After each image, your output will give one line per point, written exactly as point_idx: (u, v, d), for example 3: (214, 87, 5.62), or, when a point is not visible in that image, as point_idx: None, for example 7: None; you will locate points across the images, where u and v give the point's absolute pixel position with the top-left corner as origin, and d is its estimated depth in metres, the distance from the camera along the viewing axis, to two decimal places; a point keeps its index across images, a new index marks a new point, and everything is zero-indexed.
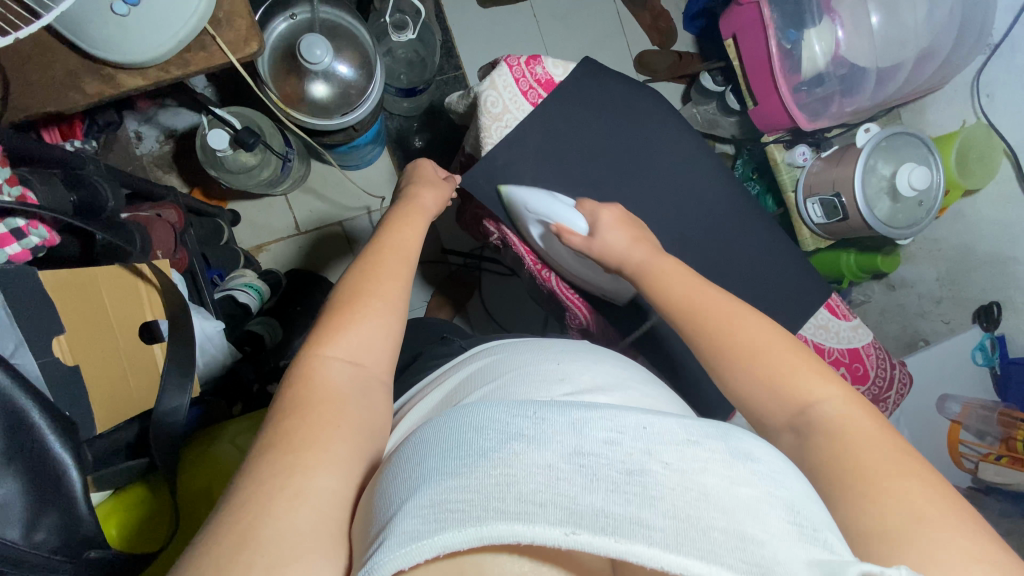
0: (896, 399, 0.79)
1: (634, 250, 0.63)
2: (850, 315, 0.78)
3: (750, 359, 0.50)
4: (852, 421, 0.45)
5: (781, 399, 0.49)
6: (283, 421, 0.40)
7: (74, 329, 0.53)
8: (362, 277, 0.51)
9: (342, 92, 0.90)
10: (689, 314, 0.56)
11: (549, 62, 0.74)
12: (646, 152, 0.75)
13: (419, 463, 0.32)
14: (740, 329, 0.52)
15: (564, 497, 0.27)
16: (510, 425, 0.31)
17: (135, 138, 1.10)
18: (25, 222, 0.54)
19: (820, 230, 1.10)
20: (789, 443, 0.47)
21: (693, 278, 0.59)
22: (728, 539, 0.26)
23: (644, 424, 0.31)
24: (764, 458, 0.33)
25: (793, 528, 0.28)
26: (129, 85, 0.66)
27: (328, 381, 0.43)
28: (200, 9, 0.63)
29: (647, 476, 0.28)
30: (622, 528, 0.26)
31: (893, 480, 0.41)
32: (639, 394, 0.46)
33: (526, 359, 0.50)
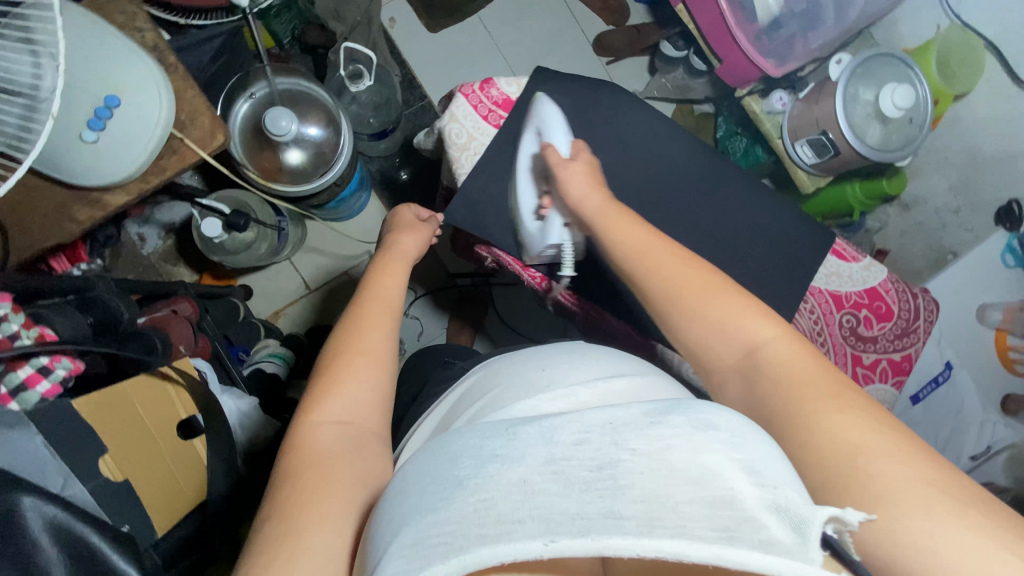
0: (926, 327, 0.76)
1: (598, 192, 0.61)
2: (860, 255, 0.76)
3: (703, 299, 0.52)
4: (796, 362, 0.46)
5: (728, 339, 0.50)
6: (276, 493, 0.42)
7: (117, 447, 0.57)
8: (345, 334, 0.52)
9: (316, 153, 0.93)
10: (642, 262, 0.55)
11: (502, 82, 0.74)
12: (619, 141, 0.74)
13: (405, 503, 0.33)
14: (695, 273, 0.53)
15: (542, 509, 0.28)
16: (483, 449, 0.32)
17: (139, 240, 1.16)
18: (48, 358, 0.56)
19: (816, 170, 1.07)
20: (738, 386, 0.49)
21: (648, 229, 0.58)
22: (699, 513, 0.27)
23: (612, 419, 0.32)
24: (730, 420, 0.33)
25: (758, 488, 0.29)
26: (116, 203, 0.69)
27: (316, 445, 0.45)
28: (162, 118, 0.65)
29: (620, 467, 0.29)
30: (597, 524, 0.27)
31: (832, 413, 0.42)
32: (633, 381, 0.46)
33: (513, 372, 0.51)
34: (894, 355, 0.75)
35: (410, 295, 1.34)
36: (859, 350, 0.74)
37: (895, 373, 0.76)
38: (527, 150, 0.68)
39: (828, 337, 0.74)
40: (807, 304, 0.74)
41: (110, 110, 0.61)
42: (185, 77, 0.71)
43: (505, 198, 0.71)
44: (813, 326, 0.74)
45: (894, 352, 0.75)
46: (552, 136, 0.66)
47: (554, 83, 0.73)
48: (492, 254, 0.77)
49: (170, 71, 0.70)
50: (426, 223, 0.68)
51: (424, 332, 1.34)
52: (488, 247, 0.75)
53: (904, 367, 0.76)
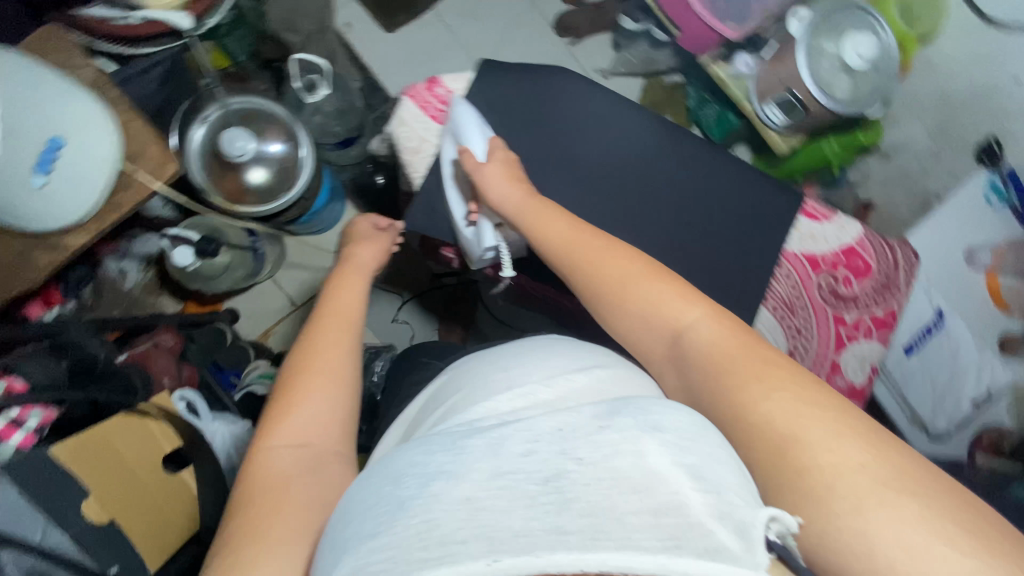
0: (908, 279, 0.75)
1: (513, 190, 0.61)
2: (832, 214, 0.74)
3: (629, 289, 0.53)
4: (717, 342, 0.49)
5: (656, 326, 0.52)
6: (226, 528, 0.42)
7: (99, 488, 0.58)
8: (300, 356, 0.52)
9: (279, 169, 0.92)
10: (573, 261, 0.56)
11: (448, 80, 0.72)
12: (576, 124, 0.72)
13: (353, 524, 0.35)
14: (622, 264, 0.55)
15: (486, 528, 0.30)
16: (428, 466, 0.35)
17: (119, 276, 1.12)
18: (22, 410, 0.59)
19: (787, 130, 1.05)
20: (670, 372, 0.51)
21: (576, 224, 0.59)
22: (643, 524, 0.30)
23: (558, 428, 0.35)
24: (677, 423, 0.35)
25: (700, 491, 0.31)
26: (76, 245, 0.68)
27: (272, 470, 0.45)
28: (110, 153, 0.65)
29: (565, 479, 0.32)
30: (542, 541, 0.29)
31: (762, 398, 0.44)
32: (596, 380, 0.46)
33: (472, 374, 0.51)
34: (878, 311, 0.74)
35: (397, 301, 1.36)
36: (841, 309, 0.73)
37: (880, 329, 0.74)
38: (449, 157, 0.68)
39: (808, 300, 0.73)
40: (782, 269, 0.73)
41: (56, 151, 0.61)
42: (130, 109, 0.70)
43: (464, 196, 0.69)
44: (791, 290, 0.73)
45: (876, 308, 0.74)
46: (467, 138, 0.66)
47: (503, 72, 0.71)
48: (459, 254, 0.76)
49: (113, 105, 0.69)
50: (383, 233, 0.67)
51: (416, 336, 1.34)
52: (453, 248, 0.74)
53: (889, 322, 0.74)
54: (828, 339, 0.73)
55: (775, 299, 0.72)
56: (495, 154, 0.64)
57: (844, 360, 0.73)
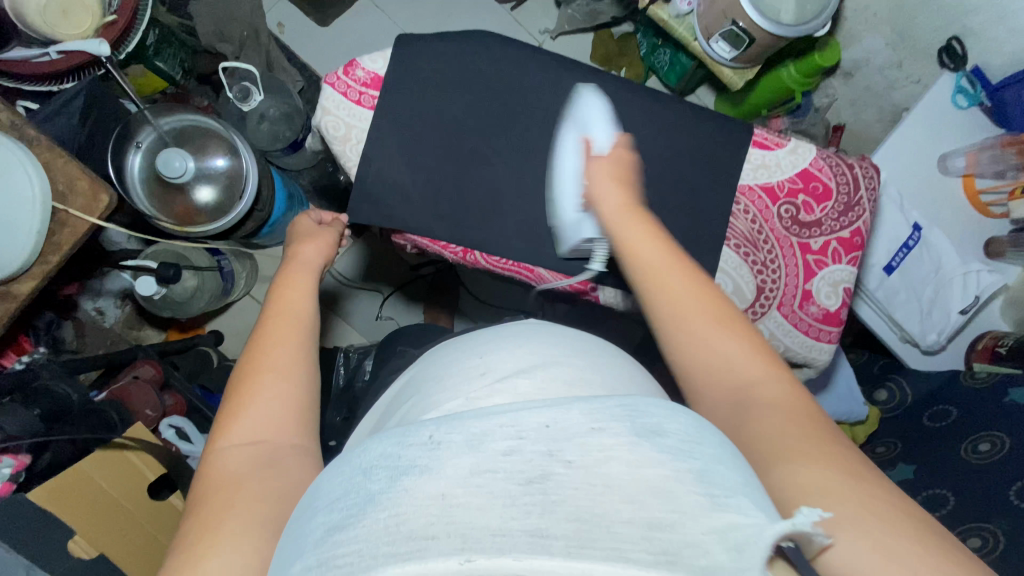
0: (871, 196, 0.73)
1: (617, 189, 0.55)
2: (783, 140, 0.72)
3: (710, 327, 0.46)
4: (786, 407, 0.43)
5: (724, 371, 0.45)
6: (184, 524, 0.42)
7: (83, 525, 0.59)
8: (251, 355, 0.51)
9: (225, 183, 0.90)
10: (655, 279, 0.48)
11: (366, 61, 0.69)
12: (510, 87, 0.69)
13: (313, 519, 0.31)
14: (712, 302, 0.47)
15: (459, 524, 0.26)
16: (400, 459, 0.30)
17: (97, 314, 1.12)
18: None
19: (739, 64, 1.02)
20: (724, 414, 0.44)
21: (672, 250, 0.50)
22: (634, 533, 0.25)
23: (547, 423, 0.30)
24: (675, 426, 0.31)
25: (702, 498, 0.27)
26: (25, 291, 0.66)
27: (226, 469, 0.44)
28: (37, 194, 0.64)
29: (551, 480, 0.27)
30: (521, 543, 0.25)
31: (803, 460, 0.40)
32: (573, 371, 0.42)
33: (447, 363, 0.47)
34: (843, 233, 0.72)
35: (378, 297, 1.33)
36: (805, 237, 0.71)
37: (848, 251, 0.72)
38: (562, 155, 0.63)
39: (769, 233, 0.71)
40: (739, 206, 0.71)
41: None
42: (50, 146, 0.68)
43: (405, 180, 0.67)
44: (751, 226, 0.71)
45: (842, 230, 0.72)
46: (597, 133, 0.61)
47: (423, 45, 0.68)
48: (410, 240, 0.74)
49: (33, 146, 0.67)
50: (327, 228, 0.66)
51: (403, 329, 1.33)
52: (402, 234, 0.72)
53: (857, 242, 0.72)
54: (795, 268, 0.72)
55: (736, 235, 0.71)
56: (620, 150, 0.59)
57: (815, 288, 0.72)
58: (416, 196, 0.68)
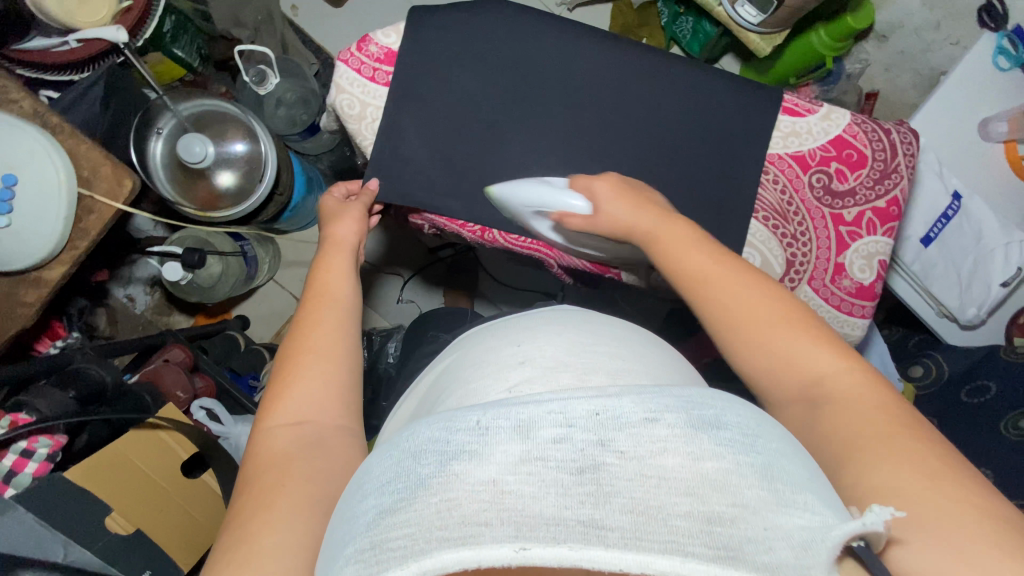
0: (910, 163, 0.69)
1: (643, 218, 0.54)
2: (816, 106, 0.69)
3: (767, 330, 0.46)
4: (865, 399, 0.42)
5: (787, 374, 0.45)
6: (236, 501, 0.42)
7: (123, 503, 0.61)
8: (294, 336, 0.51)
9: (246, 168, 0.91)
10: (704, 288, 0.49)
11: (379, 36, 0.68)
12: (526, 59, 0.67)
13: (362, 500, 0.30)
14: (766, 305, 0.47)
15: (512, 512, 0.26)
16: (448, 443, 0.29)
17: (129, 301, 1.16)
18: (29, 440, 0.61)
19: (765, 28, 0.98)
20: (800, 416, 0.44)
21: (718, 253, 0.51)
22: (694, 527, 0.25)
23: (599, 410, 0.29)
24: (736, 418, 0.30)
25: (764, 493, 0.27)
26: (55, 276, 0.68)
27: (275, 449, 0.45)
28: (62, 180, 0.65)
29: (604, 471, 0.27)
30: (576, 532, 0.25)
31: (891, 449, 0.38)
32: (612, 358, 0.41)
33: (489, 346, 0.46)
34: (878, 203, 0.68)
35: (399, 281, 1.34)
36: (838, 207, 0.68)
37: (884, 222, 0.68)
38: (545, 226, 0.63)
39: (800, 204, 0.69)
40: (767, 176, 0.68)
41: (9, 189, 0.63)
42: (73, 133, 0.69)
43: (422, 158, 0.67)
44: (781, 197, 0.69)
45: (877, 199, 0.68)
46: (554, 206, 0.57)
47: (435, 18, 0.67)
48: (427, 221, 0.74)
49: (58, 133, 0.69)
50: (356, 202, 0.64)
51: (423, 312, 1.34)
52: (420, 214, 0.71)
53: (894, 213, 0.69)
54: (827, 240, 0.69)
55: (765, 207, 0.68)
56: (606, 202, 0.55)
57: (848, 261, 0.69)
58: (433, 174, 0.67)
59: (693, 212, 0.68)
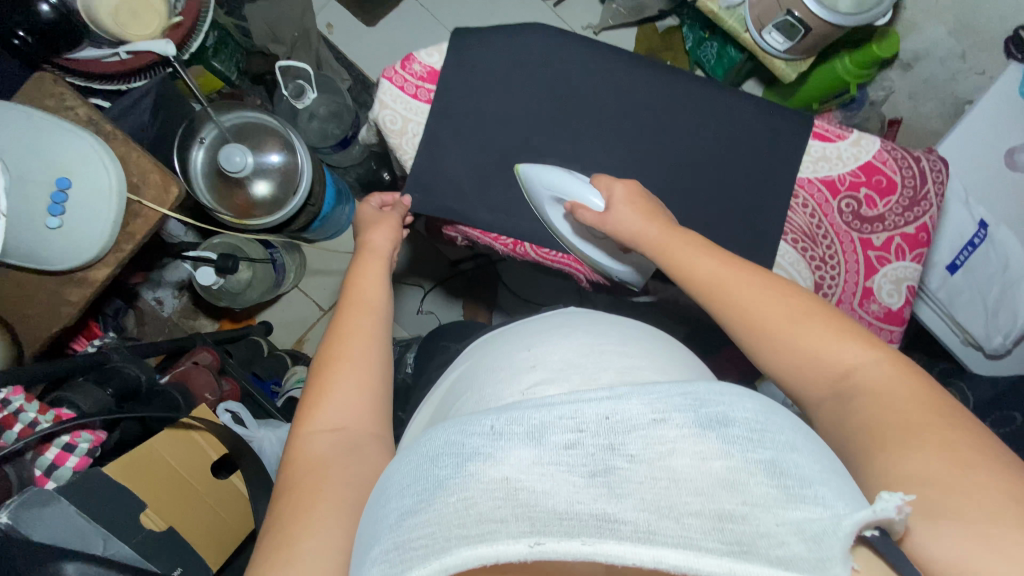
0: (938, 191, 0.70)
1: (647, 228, 0.56)
2: (846, 132, 0.70)
3: (788, 329, 0.46)
4: (899, 385, 0.41)
5: (817, 369, 0.45)
6: (275, 507, 0.43)
7: (156, 501, 0.62)
8: (328, 344, 0.52)
9: (282, 180, 0.93)
10: (721, 297, 0.50)
11: (423, 55, 0.70)
12: (562, 81, 0.69)
13: (384, 504, 0.31)
14: (773, 303, 0.47)
15: (526, 507, 0.27)
16: (464, 445, 0.30)
17: (157, 303, 1.18)
18: (71, 435, 0.62)
19: (792, 54, 0.99)
20: (832, 411, 0.43)
21: (730, 262, 0.52)
22: (703, 524, 0.25)
23: (609, 413, 0.29)
24: (744, 413, 0.30)
25: (774, 490, 0.27)
26: (101, 276, 0.71)
27: (310, 456, 0.46)
28: (113, 184, 0.68)
29: (615, 476, 0.27)
30: (588, 528, 0.25)
31: (922, 430, 0.38)
32: (643, 365, 0.41)
33: (506, 351, 0.47)
34: (907, 229, 0.69)
35: (420, 292, 1.35)
36: (866, 232, 0.69)
37: (912, 248, 0.69)
38: (557, 216, 0.65)
39: (829, 228, 0.69)
40: (797, 199, 0.69)
41: (64, 192, 0.65)
42: (125, 141, 0.72)
43: (459, 172, 0.69)
44: (810, 221, 0.69)
45: (906, 225, 0.69)
46: (568, 193, 0.62)
47: (477, 39, 0.69)
48: (460, 233, 0.75)
49: (111, 141, 0.72)
50: (389, 213, 0.65)
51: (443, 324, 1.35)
52: (453, 226, 0.73)
53: (922, 239, 0.69)
54: (855, 265, 0.69)
55: (793, 230, 0.69)
56: (616, 203, 0.59)
57: (875, 285, 0.69)
58: (467, 189, 0.69)
59: (723, 232, 0.69)
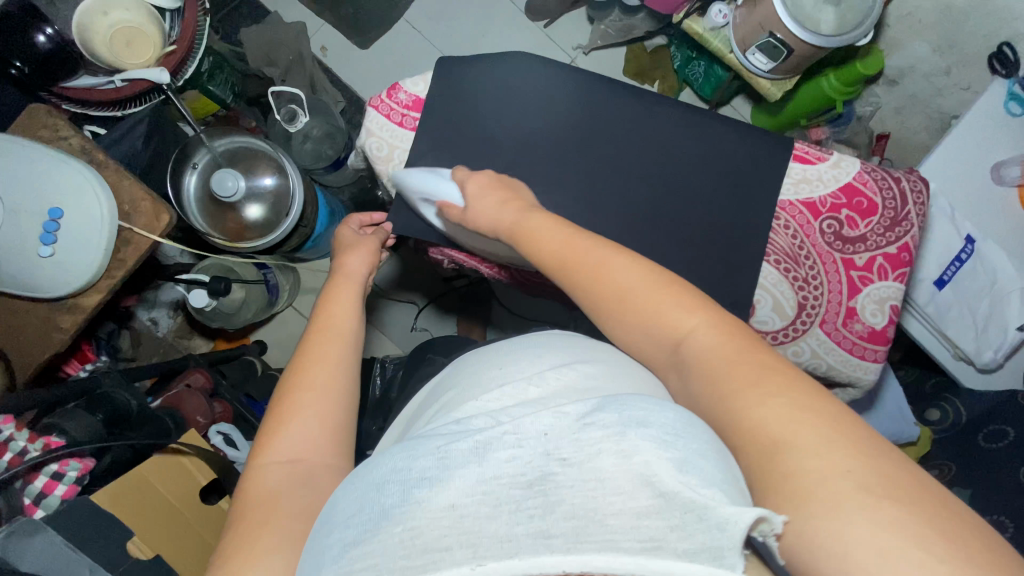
0: (919, 211, 0.70)
1: (504, 216, 0.56)
2: (825, 154, 0.71)
3: (624, 303, 0.47)
4: (723, 350, 0.42)
5: (655, 340, 0.46)
6: (226, 537, 0.44)
7: (144, 528, 0.62)
8: (293, 372, 0.52)
9: (273, 202, 0.94)
10: (566, 277, 0.50)
11: (408, 84, 0.73)
12: (546, 107, 0.70)
13: (330, 535, 0.31)
14: (613, 276, 0.48)
15: (469, 534, 0.27)
16: (409, 472, 0.30)
17: (152, 324, 1.19)
18: (60, 463, 0.63)
19: (776, 75, 1.01)
20: (676, 382, 0.45)
21: (570, 233, 0.52)
22: (625, 523, 0.26)
23: (545, 428, 0.30)
24: (662, 417, 0.31)
25: (689, 485, 0.27)
26: (90, 304, 0.71)
27: (264, 487, 0.46)
28: (105, 213, 0.68)
29: (550, 482, 0.28)
30: (527, 545, 0.26)
31: (760, 401, 0.38)
32: (598, 381, 0.41)
33: (465, 372, 0.48)
34: (889, 249, 0.69)
35: (413, 309, 1.36)
36: (849, 252, 0.69)
37: (895, 267, 0.69)
38: (431, 214, 0.67)
39: (811, 249, 0.70)
40: (779, 221, 0.70)
41: (56, 221, 0.66)
42: (117, 169, 0.73)
43: None
44: (792, 242, 0.70)
45: (888, 245, 0.69)
46: (437, 194, 0.63)
47: (461, 68, 0.71)
48: (447, 256, 0.76)
49: (104, 169, 0.73)
50: (370, 236, 0.67)
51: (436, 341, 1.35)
52: (439, 249, 0.74)
53: (904, 258, 0.70)
54: (838, 284, 0.70)
55: (776, 251, 0.70)
56: (477, 196, 0.59)
57: (859, 305, 0.70)
58: None
59: (705, 254, 0.69)
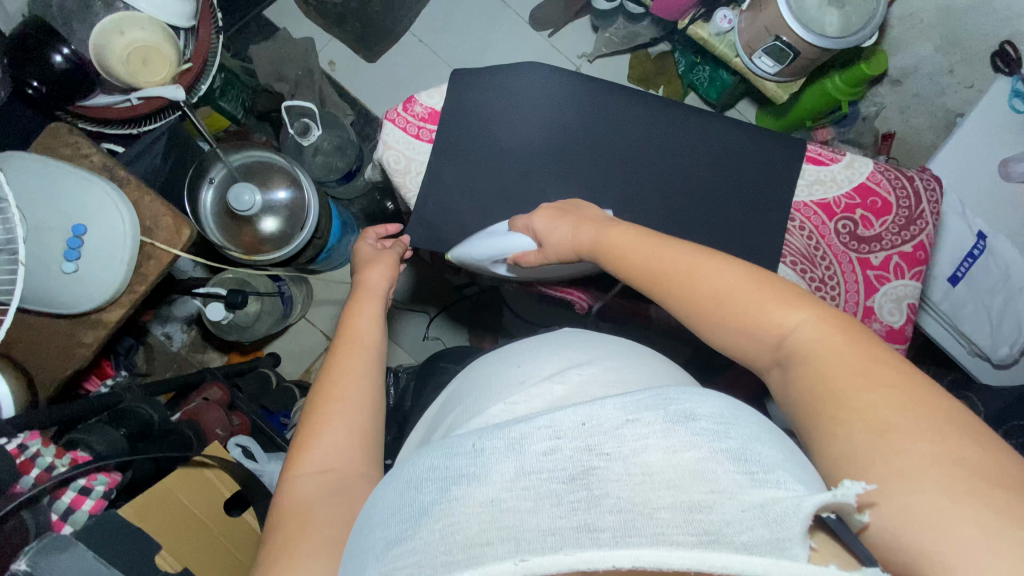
0: (933, 210, 0.71)
1: (581, 236, 0.55)
2: (838, 156, 0.71)
3: (717, 305, 0.44)
4: (832, 346, 0.39)
5: (757, 339, 0.43)
6: (266, 546, 0.44)
7: (171, 541, 0.63)
8: (322, 384, 0.53)
9: (289, 213, 0.96)
10: (655, 280, 0.47)
11: (424, 97, 0.73)
12: (559, 115, 0.71)
13: (370, 534, 0.31)
14: (705, 279, 0.45)
15: (511, 529, 0.27)
16: (447, 469, 0.30)
17: (166, 338, 1.20)
18: (88, 478, 0.62)
19: (783, 77, 1.01)
20: (781, 382, 0.42)
21: (653, 236, 0.50)
22: (677, 517, 0.26)
23: (584, 418, 0.30)
24: (709, 409, 0.31)
25: (741, 477, 0.28)
26: (114, 318, 0.72)
27: (299, 497, 0.46)
28: (128, 229, 0.69)
29: (593, 475, 0.28)
30: (571, 539, 0.26)
31: (862, 393, 0.36)
32: (628, 378, 0.41)
33: (492, 370, 0.48)
34: (904, 247, 0.70)
35: (425, 319, 1.37)
36: (864, 252, 0.70)
37: (911, 266, 0.70)
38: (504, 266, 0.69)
39: (827, 249, 0.70)
40: (794, 223, 0.70)
41: (79, 237, 0.67)
42: (138, 185, 0.75)
43: (461, 207, 0.70)
44: (808, 242, 0.70)
45: (902, 244, 0.70)
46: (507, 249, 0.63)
47: (476, 79, 0.72)
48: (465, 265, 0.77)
49: (126, 186, 0.74)
50: (389, 250, 0.68)
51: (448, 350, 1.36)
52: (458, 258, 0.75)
53: (919, 257, 0.70)
54: (855, 285, 0.70)
55: (793, 253, 0.70)
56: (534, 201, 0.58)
57: (877, 304, 0.70)
58: (470, 226, 0.70)
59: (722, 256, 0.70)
